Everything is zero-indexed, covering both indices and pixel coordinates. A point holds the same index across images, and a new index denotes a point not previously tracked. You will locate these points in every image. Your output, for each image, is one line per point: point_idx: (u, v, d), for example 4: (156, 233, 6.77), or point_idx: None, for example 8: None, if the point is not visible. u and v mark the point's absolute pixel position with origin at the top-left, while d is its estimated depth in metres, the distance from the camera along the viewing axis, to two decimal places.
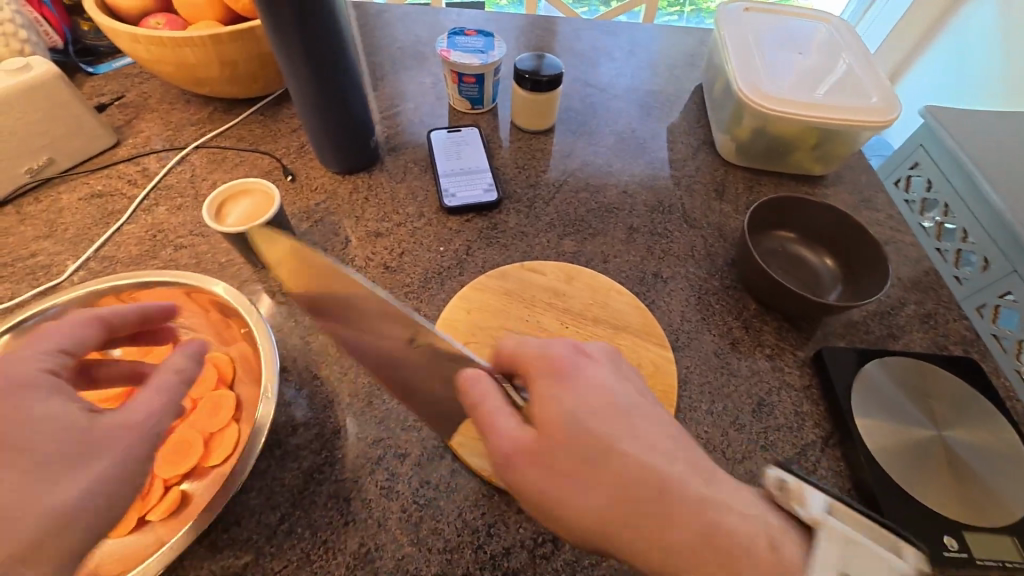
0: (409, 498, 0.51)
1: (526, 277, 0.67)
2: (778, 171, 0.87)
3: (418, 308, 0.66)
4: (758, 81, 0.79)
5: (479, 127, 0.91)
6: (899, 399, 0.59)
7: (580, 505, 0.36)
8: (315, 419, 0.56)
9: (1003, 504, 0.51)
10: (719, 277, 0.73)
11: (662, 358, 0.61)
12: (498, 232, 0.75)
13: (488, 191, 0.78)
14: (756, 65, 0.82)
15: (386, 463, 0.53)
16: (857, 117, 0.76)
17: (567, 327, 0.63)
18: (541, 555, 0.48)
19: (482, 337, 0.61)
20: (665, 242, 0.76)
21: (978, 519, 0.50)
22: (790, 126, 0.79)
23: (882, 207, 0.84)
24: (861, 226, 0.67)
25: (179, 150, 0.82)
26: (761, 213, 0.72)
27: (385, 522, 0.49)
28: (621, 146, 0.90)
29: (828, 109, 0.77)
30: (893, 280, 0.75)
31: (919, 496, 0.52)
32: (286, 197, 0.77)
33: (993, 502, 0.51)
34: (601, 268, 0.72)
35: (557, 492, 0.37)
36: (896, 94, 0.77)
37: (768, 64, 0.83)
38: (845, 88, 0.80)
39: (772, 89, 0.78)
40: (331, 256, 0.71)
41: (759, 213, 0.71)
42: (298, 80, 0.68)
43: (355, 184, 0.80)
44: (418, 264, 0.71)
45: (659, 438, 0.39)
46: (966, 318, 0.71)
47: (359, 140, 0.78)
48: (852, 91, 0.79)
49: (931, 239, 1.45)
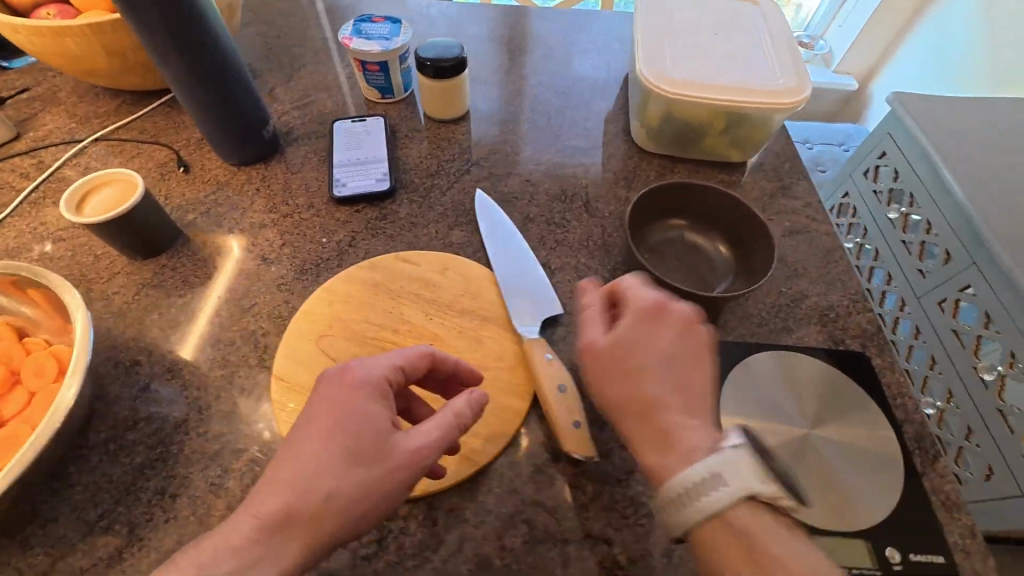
0: (236, 496, 0.50)
1: (400, 270, 0.65)
2: (693, 158, 0.83)
3: (288, 301, 0.64)
4: (662, 64, 0.74)
5: (389, 116, 0.89)
6: (775, 396, 0.55)
7: (622, 393, 0.46)
8: (156, 414, 0.55)
9: (862, 510, 0.48)
10: (611, 268, 0.70)
11: (525, 352, 0.59)
12: (386, 223, 0.73)
13: (381, 181, 0.76)
14: (664, 47, 0.77)
15: (220, 459, 0.52)
16: (764, 99, 0.72)
17: (433, 320, 0.61)
18: (362, 556, 0.47)
19: (341, 331, 0.59)
20: (560, 232, 0.73)
21: (832, 523, 0.47)
22: (696, 111, 0.74)
23: (801, 194, 0.80)
24: (753, 212, 0.64)
25: (79, 142, 0.82)
26: (649, 200, 0.68)
27: (206, 520, 0.48)
28: (533, 134, 0.87)
29: (736, 92, 0.72)
30: (800, 271, 0.71)
31: None
32: (176, 188, 0.76)
33: (852, 507, 0.48)
34: (486, 260, 0.69)
35: (623, 392, 0.46)
36: (805, 73, 0.73)
37: (677, 45, 0.78)
38: (755, 67, 0.75)
39: (677, 72, 0.73)
40: (210, 247, 0.70)
41: (651, 200, 0.68)
42: (170, 68, 0.66)
43: (250, 175, 0.79)
44: (297, 255, 0.69)
45: (677, 360, 0.47)
46: (870, 311, 0.67)
47: (250, 130, 0.77)
48: (766, 70, 0.74)
49: (897, 232, 1.42)
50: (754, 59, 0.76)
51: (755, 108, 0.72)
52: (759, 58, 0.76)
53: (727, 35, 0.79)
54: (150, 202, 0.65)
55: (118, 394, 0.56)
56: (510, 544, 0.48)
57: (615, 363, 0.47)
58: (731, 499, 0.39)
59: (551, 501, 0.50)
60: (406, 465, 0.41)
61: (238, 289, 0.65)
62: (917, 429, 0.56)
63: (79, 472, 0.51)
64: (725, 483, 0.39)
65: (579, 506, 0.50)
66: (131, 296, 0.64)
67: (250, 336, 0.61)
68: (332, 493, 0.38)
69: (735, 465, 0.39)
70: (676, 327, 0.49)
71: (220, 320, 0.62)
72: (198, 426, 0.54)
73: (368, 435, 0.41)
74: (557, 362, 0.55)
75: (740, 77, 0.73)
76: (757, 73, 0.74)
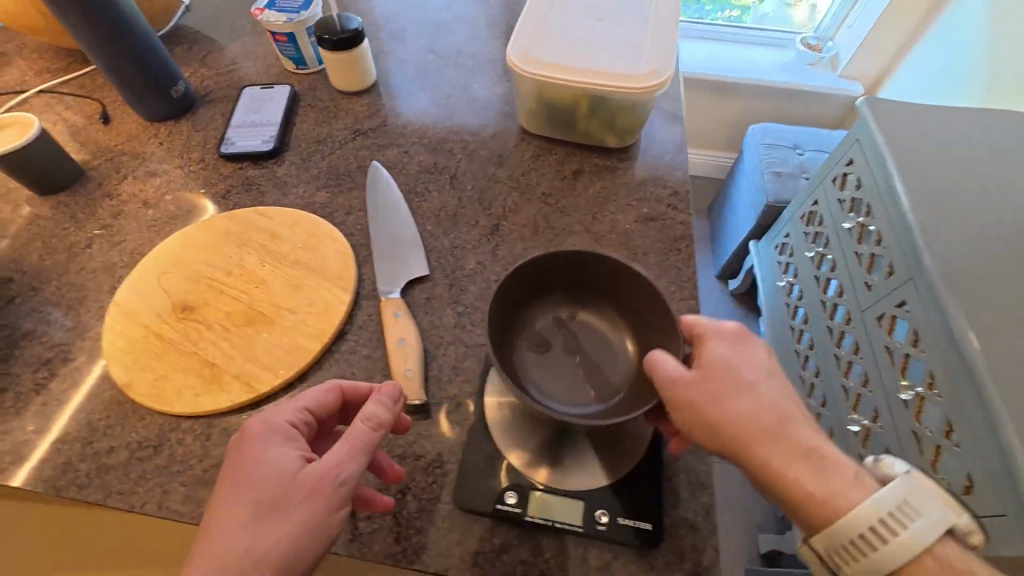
0: (53, 395, 0.58)
1: (253, 221, 0.72)
2: (573, 140, 0.84)
3: (152, 240, 0.72)
4: (530, 46, 0.76)
5: (300, 85, 0.95)
6: (551, 363, 0.57)
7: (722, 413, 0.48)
8: (13, 323, 0.63)
9: (589, 472, 0.51)
10: (453, 236, 0.73)
11: (336, 302, 0.63)
12: (262, 181, 0.79)
13: (266, 143, 0.83)
14: (538, 29, 0.78)
15: (50, 365, 0.60)
16: (622, 84, 0.72)
17: (265, 267, 0.67)
18: (137, 457, 0.53)
19: (181, 269, 0.66)
20: (417, 200, 0.77)
21: (566, 484, 0.51)
22: (560, 93, 0.76)
23: (672, 182, 0.80)
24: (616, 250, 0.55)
25: (27, 92, 0.92)
26: None
27: (23, 412, 0.57)
28: (429, 109, 0.91)
29: (596, 76, 0.73)
30: (640, 254, 0.71)
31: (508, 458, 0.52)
32: (93, 137, 0.85)
33: (580, 469, 0.51)
34: (339, 220, 0.74)
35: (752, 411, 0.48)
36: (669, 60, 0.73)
37: (554, 27, 0.79)
38: (624, 51, 0.75)
39: (544, 54, 0.75)
40: (103, 190, 0.78)
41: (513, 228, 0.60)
42: (76, 28, 0.74)
43: (161, 131, 0.87)
44: (175, 203, 0.76)
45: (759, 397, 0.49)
46: (694, 298, 0.67)
47: (159, 89, 0.84)
48: (634, 55, 0.75)
49: (854, 241, 1.34)
50: (626, 43, 0.76)
51: (615, 93, 0.73)
52: (631, 43, 0.76)
53: (610, 18, 0.79)
54: (49, 145, 0.74)
55: None
56: None
57: (719, 380, 0.49)
58: (935, 533, 0.43)
59: None
60: (328, 491, 0.42)
61: (114, 227, 0.73)
62: None
63: None
64: (917, 511, 0.43)
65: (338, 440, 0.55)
66: (28, 226, 0.74)
67: (110, 267, 0.69)
68: (250, 548, 0.39)
69: (916, 489, 0.44)
70: (759, 352, 0.52)
71: (90, 251, 0.70)
72: (42, 336, 0.62)
73: (273, 482, 0.42)
74: (404, 318, 0.61)
75: (605, 61, 0.74)
76: (624, 56, 0.75)
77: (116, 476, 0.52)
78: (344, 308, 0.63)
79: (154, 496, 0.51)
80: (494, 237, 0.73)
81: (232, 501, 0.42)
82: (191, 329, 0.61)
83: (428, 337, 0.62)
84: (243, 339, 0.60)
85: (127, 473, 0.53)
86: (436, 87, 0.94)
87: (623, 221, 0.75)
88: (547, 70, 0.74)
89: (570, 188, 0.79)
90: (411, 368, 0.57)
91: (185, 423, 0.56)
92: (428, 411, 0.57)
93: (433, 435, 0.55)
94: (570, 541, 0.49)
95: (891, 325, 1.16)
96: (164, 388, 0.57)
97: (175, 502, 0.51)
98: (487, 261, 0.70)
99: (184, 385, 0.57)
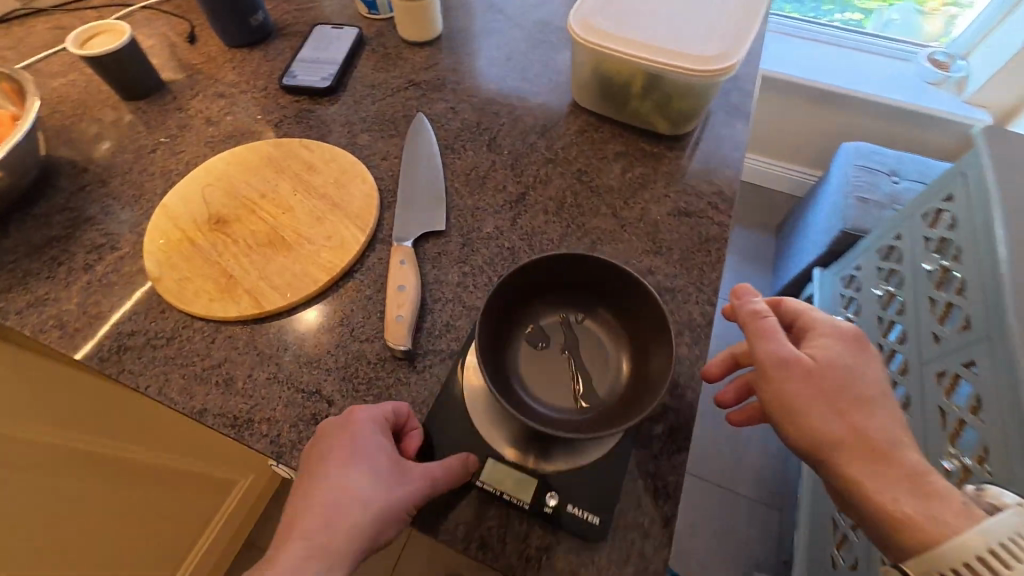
0: (96, 276, 0.64)
1: (295, 152, 0.75)
2: (622, 121, 0.80)
3: (206, 155, 0.77)
4: (590, 14, 0.72)
5: (368, 29, 0.96)
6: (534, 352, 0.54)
7: (812, 406, 0.46)
8: (80, 208, 0.71)
9: (550, 453, 0.50)
10: (477, 198, 0.72)
11: (351, 240, 0.66)
12: (313, 116, 0.82)
13: (323, 81, 0.86)
14: None
15: (100, 250, 0.67)
16: (681, 65, 0.67)
17: (296, 196, 0.70)
18: (152, 344, 0.59)
19: (223, 185, 0.71)
20: (451, 158, 0.77)
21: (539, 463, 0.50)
22: (614, 67, 0.72)
23: (720, 180, 0.74)
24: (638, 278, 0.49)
25: (132, 6, 1.01)
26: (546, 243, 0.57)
27: (71, 285, 0.64)
28: (485, 70, 0.89)
29: (656, 51, 0.68)
30: (664, 249, 0.67)
31: (474, 420, 0.52)
32: (178, 54, 0.92)
33: (543, 448, 0.51)
34: (373, 164, 0.76)
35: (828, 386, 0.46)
36: (738, 44, 0.67)
37: None
38: (690, 29, 0.70)
39: (606, 22, 0.71)
40: (176, 103, 0.84)
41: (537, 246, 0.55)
42: None
43: (236, 57, 0.93)
44: (233, 124, 0.81)
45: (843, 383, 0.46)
46: (712, 305, 0.62)
47: (239, 16, 0.89)
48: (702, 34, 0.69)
49: (932, 286, 1.19)
50: (695, 20, 0.70)
51: (673, 72, 0.68)
52: (703, 21, 0.70)
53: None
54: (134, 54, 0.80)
55: (63, 189, 0.73)
56: (255, 374, 0.57)
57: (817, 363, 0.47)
58: None
59: (305, 355, 0.58)
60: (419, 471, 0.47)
61: (178, 138, 0.80)
62: (672, 419, 0.54)
63: (16, 231, 0.69)
64: None
65: (324, 368, 0.57)
66: (110, 126, 0.81)
67: (166, 173, 0.75)
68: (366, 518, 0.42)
69: None
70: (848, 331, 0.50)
71: (153, 156, 0.77)
72: (100, 224, 0.69)
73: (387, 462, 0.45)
74: (409, 267, 0.61)
75: (670, 36, 0.69)
76: (690, 35, 0.69)
77: (132, 357, 0.58)
78: (357, 247, 0.65)
79: (159, 381, 0.57)
80: (517, 206, 0.71)
81: (350, 475, 0.43)
82: (219, 241, 0.65)
83: (429, 291, 0.63)
84: (260, 258, 0.64)
85: (142, 357, 0.58)
86: (498, 48, 0.93)
87: (655, 212, 0.71)
88: (605, 38, 0.70)
89: (608, 169, 0.76)
90: (403, 314, 0.58)
91: (196, 323, 0.60)
92: (411, 359, 0.58)
93: (411, 383, 0.56)
94: (516, 515, 0.49)
95: (950, 387, 1.03)
96: (185, 289, 0.62)
97: (174, 390, 0.56)
98: (504, 227, 0.69)
99: (201, 289, 0.61)
